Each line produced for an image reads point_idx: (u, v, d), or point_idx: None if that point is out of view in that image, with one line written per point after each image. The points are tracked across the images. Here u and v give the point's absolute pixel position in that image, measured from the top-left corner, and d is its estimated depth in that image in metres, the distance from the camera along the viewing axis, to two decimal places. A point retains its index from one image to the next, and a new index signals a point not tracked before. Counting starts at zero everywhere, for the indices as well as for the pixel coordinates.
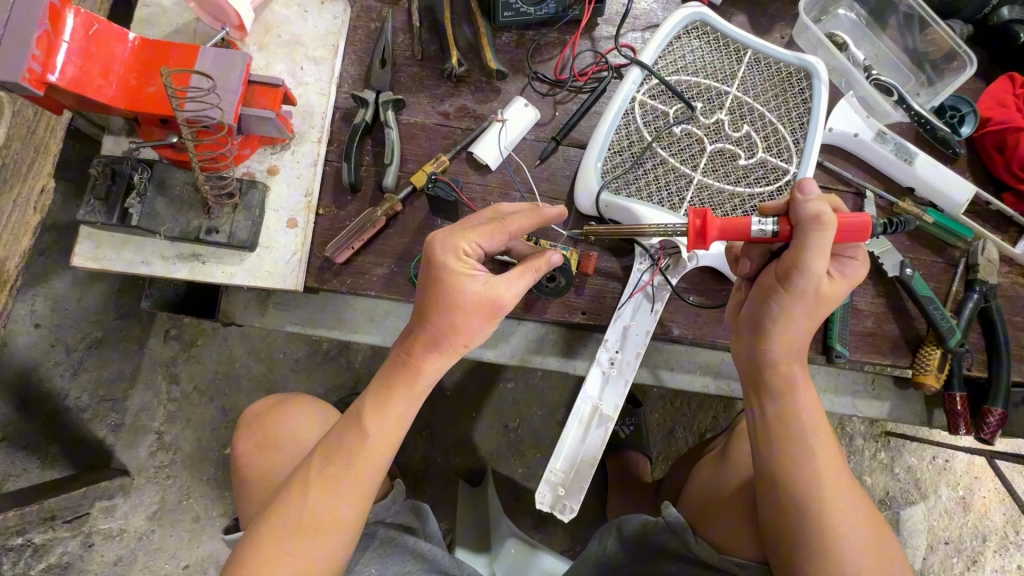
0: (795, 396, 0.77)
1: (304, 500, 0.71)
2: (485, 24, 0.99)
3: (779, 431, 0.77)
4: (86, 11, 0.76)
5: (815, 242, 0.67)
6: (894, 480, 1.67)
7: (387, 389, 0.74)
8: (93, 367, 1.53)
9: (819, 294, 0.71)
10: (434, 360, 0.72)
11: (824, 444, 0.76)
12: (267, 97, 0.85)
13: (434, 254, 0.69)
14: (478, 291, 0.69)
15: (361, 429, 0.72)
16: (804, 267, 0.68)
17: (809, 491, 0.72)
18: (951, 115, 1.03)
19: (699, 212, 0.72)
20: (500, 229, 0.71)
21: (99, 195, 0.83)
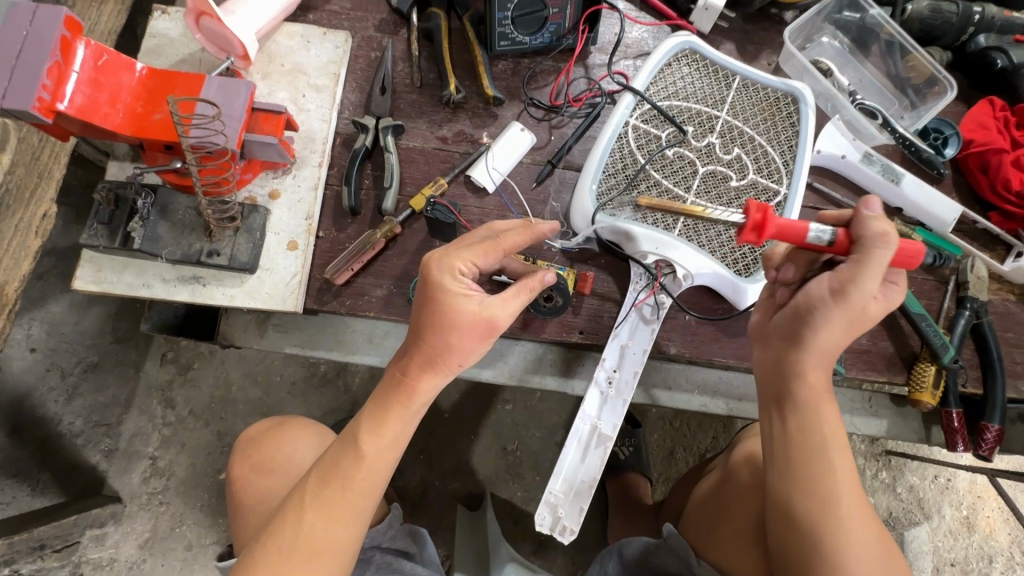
0: (818, 412, 0.75)
1: (299, 524, 0.70)
2: (482, 53, 1.02)
3: (796, 448, 0.75)
4: (96, 42, 0.78)
5: (879, 258, 0.64)
6: (896, 500, 1.66)
7: (382, 410, 0.73)
8: (88, 393, 1.51)
9: (861, 314, 0.68)
10: (427, 380, 0.73)
11: (841, 462, 0.74)
12: (271, 124, 0.88)
13: (429, 272, 0.71)
14: (472, 310, 0.70)
15: (357, 451, 0.72)
16: (861, 283, 0.65)
17: (822, 511, 0.71)
18: (934, 137, 1.06)
19: (762, 207, 0.67)
20: (494, 248, 0.73)
21: (103, 220, 0.84)
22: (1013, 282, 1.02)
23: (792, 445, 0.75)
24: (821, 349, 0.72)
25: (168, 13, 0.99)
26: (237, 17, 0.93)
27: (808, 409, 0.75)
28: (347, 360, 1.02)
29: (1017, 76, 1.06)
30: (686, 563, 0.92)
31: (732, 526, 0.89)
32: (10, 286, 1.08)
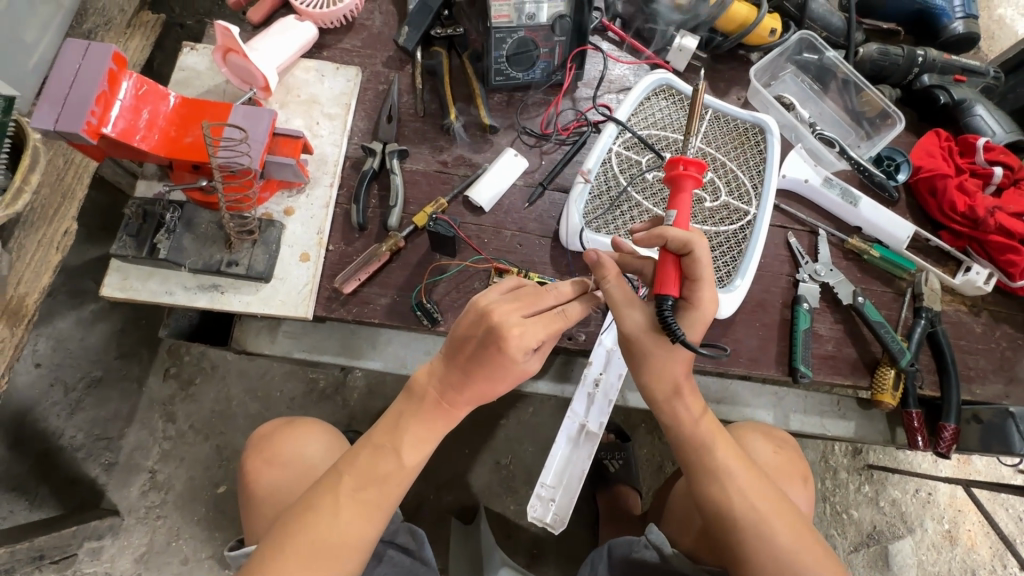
0: (702, 440, 0.83)
1: (333, 519, 0.76)
2: (479, 87, 1.13)
3: (698, 478, 0.83)
4: (138, 75, 0.88)
5: (616, 290, 0.78)
6: (879, 513, 1.70)
7: (426, 429, 0.81)
8: (90, 406, 1.55)
9: (639, 340, 0.79)
10: (461, 410, 0.81)
11: (739, 478, 0.82)
12: (289, 147, 0.97)
13: (506, 349, 0.72)
14: (525, 376, 0.77)
15: (397, 456, 0.79)
16: (615, 305, 0.79)
17: (733, 526, 0.81)
18: (888, 164, 1.17)
19: (672, 164, 0.79)
20: (564, 326, 0.76)
21: (133, 232, 0.92)
22: (964, 294, 1.12)
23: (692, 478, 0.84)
24: (652, 373, 0.82)
25: (196, 49, 1.10)
26: (260, 54, 1.04)
27: (695, 443, 0.84)
28: (351, 366, 1.09)
29: (959, 111, 1.20)
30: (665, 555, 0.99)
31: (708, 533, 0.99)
32: (29, 298, 1.13)
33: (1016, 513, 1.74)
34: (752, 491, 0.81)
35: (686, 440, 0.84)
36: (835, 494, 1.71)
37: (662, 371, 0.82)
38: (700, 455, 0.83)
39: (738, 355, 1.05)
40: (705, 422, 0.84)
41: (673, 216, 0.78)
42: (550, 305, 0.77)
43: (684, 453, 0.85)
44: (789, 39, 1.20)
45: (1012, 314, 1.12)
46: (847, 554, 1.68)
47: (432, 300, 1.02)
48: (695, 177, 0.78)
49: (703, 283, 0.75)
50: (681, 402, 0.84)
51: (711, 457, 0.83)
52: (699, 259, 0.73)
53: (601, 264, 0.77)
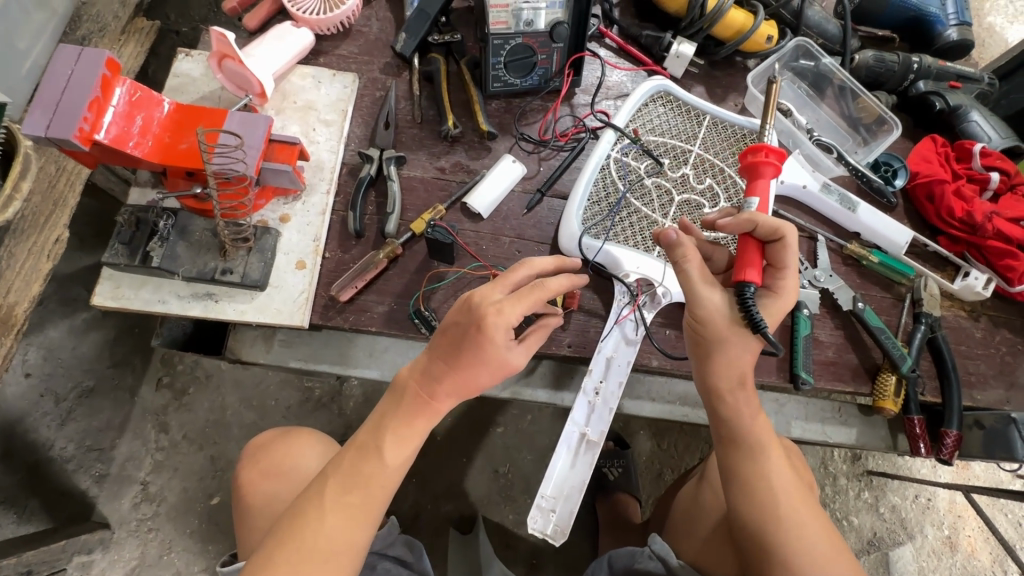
0: (757, 441, 0.83)
1: (320, 526, 0.74)
2: (477, 93, 1.13)
3: (742, 477, 0.82)
4: (132, 81, 0.87)
5: (692, 271, 0.80)
6: (880, 520, 1.70)
7: (405, 426, 0.79)
8: (81, 417, 1.53)
9: (715, 325, 0.80)
10: (448, 404, 0.80)
11: (785, 483, 0.81)
12: (285, 154, 0.96)
13: (485, 324, 0.74)
14: (509, 362, 0.77)
15: (380, 458, 0.78)
16: (690, 287, 0.80)
17: (773, 534, 0.78)
18: (885, 169, 1.18)
19: (753, 151, 0.84)
20: (541, 299, 0.77)
21: (125, 240, 0.90)
22: (963, 299, 1.12)
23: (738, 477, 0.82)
24: (725, 361, 0.82)
25: (191, 55, 1.09)
26: (256, 60, 1.03)
27: (746, 440, 0.83)
28: (347, 375, 1.07)
29: (954, 117, 1.20)
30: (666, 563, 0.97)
31: (721, 545, 0.97)
32: (18, 309, 1.10)
33: (1016, 518, 1.74)
34: (798, 498, 0.81)
35: (740, 438, 0.83)
36: (835, 500, 1.70)
37: (734, 361, 0.82)
38: (750, 455, 0.83)
39: None
40: (761, 423, 0.84)
41: (755, 202, 0.83)
42: (524, 281, 0.80)
43: (734, 452, 0.84)
44: (785, 46, 1.20)
45: (1011, 319, 1.12)
46: None
47: (430, 308, 1.01)
48: (775, 165, 0.84)
49: (786, 271, 0.81)
50: (741, 399, 0.84)
51: (759, 456, 0.82)
52: (788, 246, 0.79)
53: (678, 244, 0.80)
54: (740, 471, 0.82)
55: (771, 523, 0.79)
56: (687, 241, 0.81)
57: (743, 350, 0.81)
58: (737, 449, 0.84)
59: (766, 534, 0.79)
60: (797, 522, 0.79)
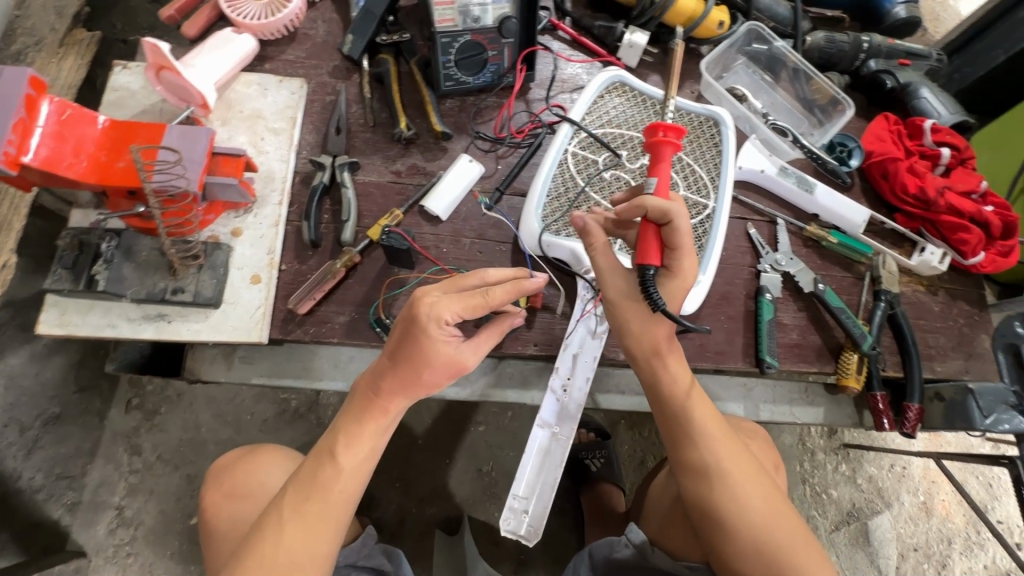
0: (702, 441, 0.83)
1: (278, 539, 0.73)
2: (430, 93, 1.11)
3: (709, 487, 0.82)
4: (60, 99, 0.83)
5: (597, 255, 0.83)
6: (857, 491, 1.73)
7: (358, 426, 0.78)
8: (48, 445, 1.46)
9: (620, 305, 0.83)
10: (397, 404, 0.79)
11: (736, 478, 0.82)
12: (231, 166, 0.93)
13: (415, 315, 0.72)
14: (449, 358, 0.75)
15: (334, 463, 0.77)
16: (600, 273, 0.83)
17: (741, 535, 0.80)
18: (841, 150, 1.18)
19: (655, 130, 0.82)
20: (483, 305, 0.73)
21: (67, 265, 0.87)
22: (920, 274, 1.14)
23: (689, 477, 0.84)
24: (631, 333, 0.83)
25: (129, 67, 1.05)
26: (196, 70, 1.00)
27: (689, 439, 0.84)
28: (314, 388, 1.06)
29: (905, 94, 1.22)
30: (641, 553, 0.98)
31: (679, 532, 0.98)
32: None
33: (986, 480, 1.79)
34: (748, 493, 0.81)
35: (683, 437, 0.84)
36: (814, 475, 1.74)
37: (644, 335, 0.83)
38: (695, 454, 0.84)
39: (704, 349, 1.05)
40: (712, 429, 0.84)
41: (653, 183, 0.81)
42: (474, 288, 0.77)
43: (693, 462, 0.84)
44: (737, 31, 1.20)
45: (967, 291, 1.15)
46: (829, 533, 1.70)
47: (392, 315, 0.99)
48: (675, 144, 0.81)
49: (682, 251, 0.79)
50: (682, 393, 0.84)
51: (706, 455, 0.83)
52: (677, 229, 0.77)
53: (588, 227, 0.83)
54: (690, 474, 0.84)
55: (722, 520, 0.81)
56: (594, 228, 0.83)
57: (648, 322, 0.82)
58: (680, 449, 0.85)
59: (722, 532, 0.81)
60: (751, 514, 0.80)
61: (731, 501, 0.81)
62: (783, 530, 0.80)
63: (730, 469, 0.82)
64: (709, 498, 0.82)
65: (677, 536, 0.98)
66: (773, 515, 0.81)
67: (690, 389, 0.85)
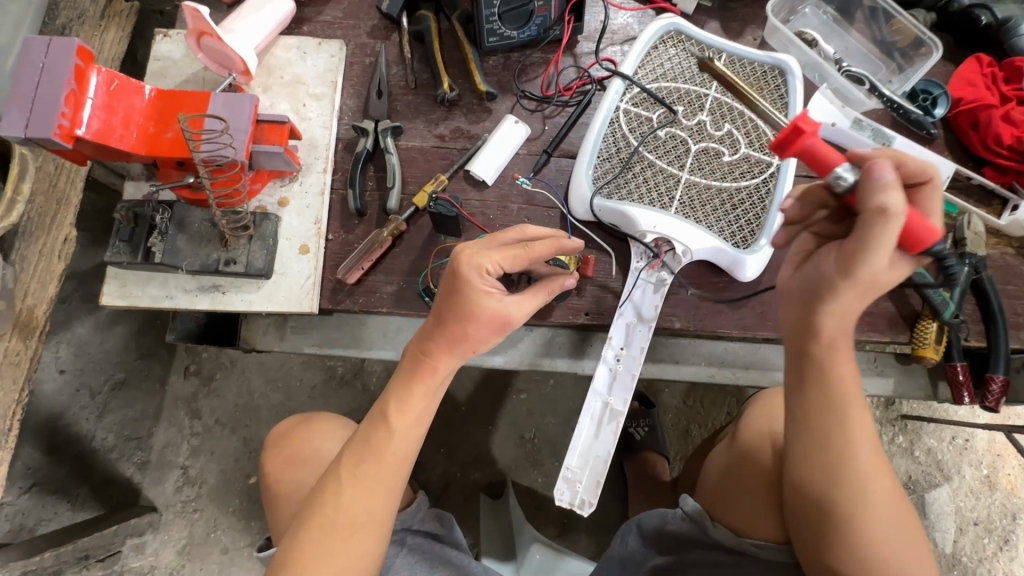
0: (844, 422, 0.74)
1: (337, 500, 0.75)
2: (472, 51, 1.05)
3: (842, 471, 0.74)
4: (107, 68, 0.82)
5: (879, 236, 0.59)
6: (915, 463, 1.66)
7: (406, 388, 0.77)
8: (117, 408, 1.58)
9: (876, 284, 0.64)
10: (445, 364, 0.76)
11: (873, 471, 0.74)
12: (276, 134, 0.91)
13: (456, 265, 0.71)
14: (495, 312, 0.72)
15: (386, 426, 0.76)
16: (870, 257, 0.60)
17: (863, 523, 0.74)
18: (923, 98, 1.08)
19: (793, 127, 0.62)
20: (523, 256, 0.73)
21: (125, 237, 0.88)
22: (1012, 235, 1.04)
23: (831, 459, 0.74)
24: (835, 313, 0.68)
25: (170, 35, 1.03)
26: (237, 36, 0.97)
27: (834, 423, 0.74)
28: (363, 357, 1.05)
29: (1003, 32, 1.08)
30: (699, 526, 0.94)
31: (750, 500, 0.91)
32: (37, 309, 1.17)
33: None
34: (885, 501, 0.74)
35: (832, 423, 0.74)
36: None
37: (850, 314, 0.68)
38: (844, 447, 0.74)
39: (766, 317, 1.00)
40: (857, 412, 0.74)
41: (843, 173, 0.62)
42: (513, 243, 0.76)
43: (830, 440, 0.74)
44: None
45: None
46: None
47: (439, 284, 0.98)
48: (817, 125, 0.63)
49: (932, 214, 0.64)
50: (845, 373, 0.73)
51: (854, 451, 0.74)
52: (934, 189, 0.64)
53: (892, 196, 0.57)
54: (827, 463, 0.74)
55: (850, 513, 0.74)
56: (900, 198, 0.58)
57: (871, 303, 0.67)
58: (819, 434, 0.75)
59: (848, 521, 0.74)
60: (879, 510, 0.74)
61: (865, 503, 0.74)
62: (902, 543, 0.75)
63: (867, 454, 0.74)
64: (846, 494, 0.74)
65: (749, 508, 0.90)
66: (900, 523, 0.75)
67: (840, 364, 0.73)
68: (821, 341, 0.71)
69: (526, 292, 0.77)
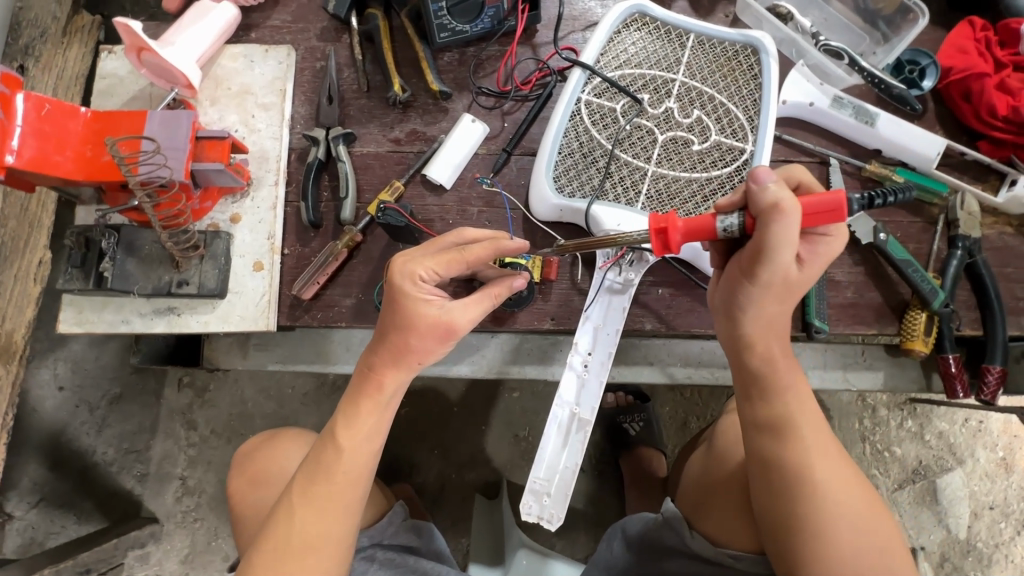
0: (790, 410, 0.75)
1: (291, 524, 0.72)
2: (425, 49, 1.00)
3: (803, 459, 0.73)
4: (36, 93, 0.80)
5: (779, 231, 0.61)
6: (926, 448, 1.54)
7: (355, 405, 0.75)
8: (116, 422, 1.58)
9: (788, 283, 0.67)
10: (392, 378, 0.75)
11: (827, 454, 0.74)
12: (216, 150, 0.87)
13: (391, 277, 0.72)
14: (434, 319, 0.71)
15: (335, 445, 0.74)
16: (773, 256, 0.63)
17: (835, 515, 0.71)
18: (910, 69, 1.00)
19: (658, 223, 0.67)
20: (459, 260, 0.72)
21: (76, 264, 0.86)
22: (1010, 212, 0.96)
23: (787, 450, 0.73)
24: (759, 319, 0.72)
25: (114, 51, 1.01)
26: (177, 47, 0.94)
27: (780, 414, 0.75)
28: (329, 372, 1.06)
29: None
30: (679, 535, 0.89)
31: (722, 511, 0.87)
32: (17, 333, 1.12)
33: None
34: (852, 507, 0.71)
35: (776, 425, 0.74)
36: (875, 432, 1.55)
37: (775, 317, 0.72)
38: (792, 447, 0.73)
39: None
40: (801, 401, 0.75)
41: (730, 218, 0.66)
42: (450, 247, 0.74)
43: (784, 432, 0.74)
44: None
45: None
46: (891, 493, 1.54)
47: None
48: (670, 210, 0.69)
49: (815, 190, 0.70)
50: (789, 378, 0.75)
51: (804, 452, 0.73)
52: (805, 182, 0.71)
53: (777, 187, 0.61)
54: (784, 456, 0.73)
55: (820, 506, 0.71)
56: (787, 193, 0.61)
57: (789, 303, 0.71)
58: (771, 428, 0.75)
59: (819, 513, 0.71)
60: (845, 494, 0.72)
61: (826, 513, 0.71)
62: (878, 546, 0.71)
63: (819, 439, 0.74)
64: (795, 493, 0.72)
65: (723, 522, 0.86)
66: (868, 506, 0.73)
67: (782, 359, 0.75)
68: (753, 347, 0.74)
69: (470, 296, 0.75)
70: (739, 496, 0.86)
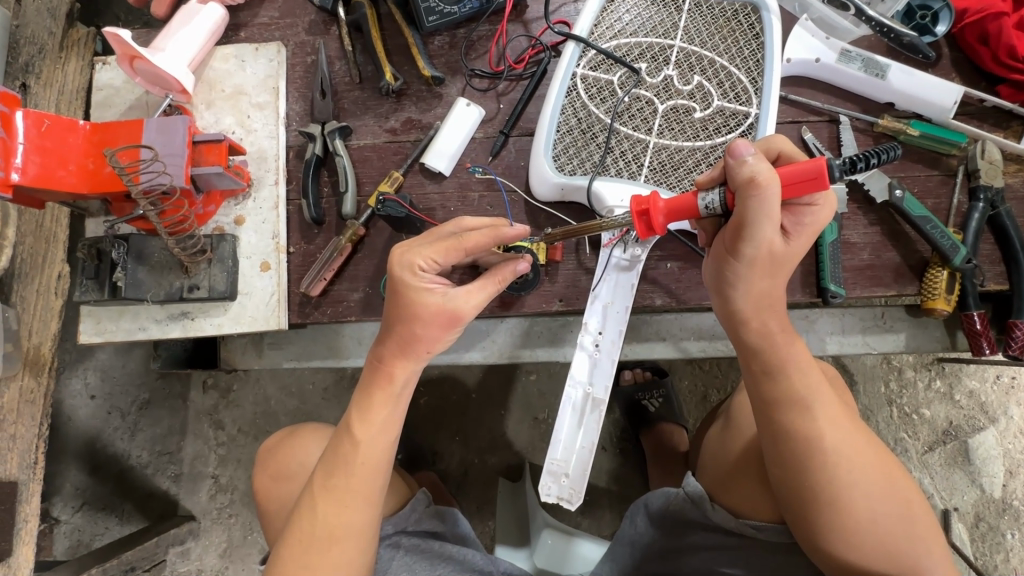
0: (800, 381, 0.72)
1: (314, 516, 0.74)
2: (414, 34, 0.98)
3: (817, 431, 0.71)
4: (34, 110, 0.80)
5: (756, 207, 0.62)
6: (956, 407, 1.50)
7: (368, 397, 0.76)
8: (147, 427, 1.63)
9: (775, 258, 0.68)
10: (402, 369, 0.76)
11: (840, 421, 0.72)
12: (214, 153, 0.87)
13: (391, 269, 0.72)
14: (439, 308, 0.72)
15: (352, 438, 0.75)
16: (755, 232, 0.64)
17: (852, 484, 0.70)
18: (922, 15, 0.94)
19: (640, 207, 0.70)
20: (459, 247, 0.71)
21: (90, 275, 0.88)
22: None
23: (800, 423, 0.72)
24: (751, 294, 0.72)
25: (108, 62, 1.01)
26: (168, 53, 0.93)
27: (790, 388, 0.72)
28: (342, 366, 1.07)
29: None
30: (699, 509, 0.88)
31: (740, 486, 0.87)
32: (44, 346, 1.12)
33: None
34: (866, 473, 0.70)
35: (783, 401, 0.72)
36: (902, 395, 1.51)
37: (766, 292, 0.72)
38: (804, 420, 0.72)
39: None
40: (808, 371, 0.73)
41: (711, 197, 0.68)
42: (449, 236, 0.74)
43: (796, 407, 0.72)
44: None
45: None
46: (920, 456, 1.50)
47: None
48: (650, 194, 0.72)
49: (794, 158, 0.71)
50: (792, 352, 0.73)
51: (813, 425, 0.71)
52: (788, 155, 0.71)
53: (754, 161, 0.62)
54: (799, 431, 0.71)
55: (835, 477, 0.70)
56: (765, 166, 0.61)
57: (780, 278, 0.71)
58: (782, 403, 0.73)
59: (834, 486, 0.70)
60: (861, 463, 0.71)
61: (841, 482, 0.70)
62: (897, 509, 0.70)
63: (831, 407, 0.72)
64: (809, 468, 0.71)
65: (744, 495, 0.86)
66: (886, 470, 0.72)
67: (786, 332, 0.74)
68: (755, 320, 0.73)
69: (475, 281, 0.75)
70: (754, 468, 0.85)
